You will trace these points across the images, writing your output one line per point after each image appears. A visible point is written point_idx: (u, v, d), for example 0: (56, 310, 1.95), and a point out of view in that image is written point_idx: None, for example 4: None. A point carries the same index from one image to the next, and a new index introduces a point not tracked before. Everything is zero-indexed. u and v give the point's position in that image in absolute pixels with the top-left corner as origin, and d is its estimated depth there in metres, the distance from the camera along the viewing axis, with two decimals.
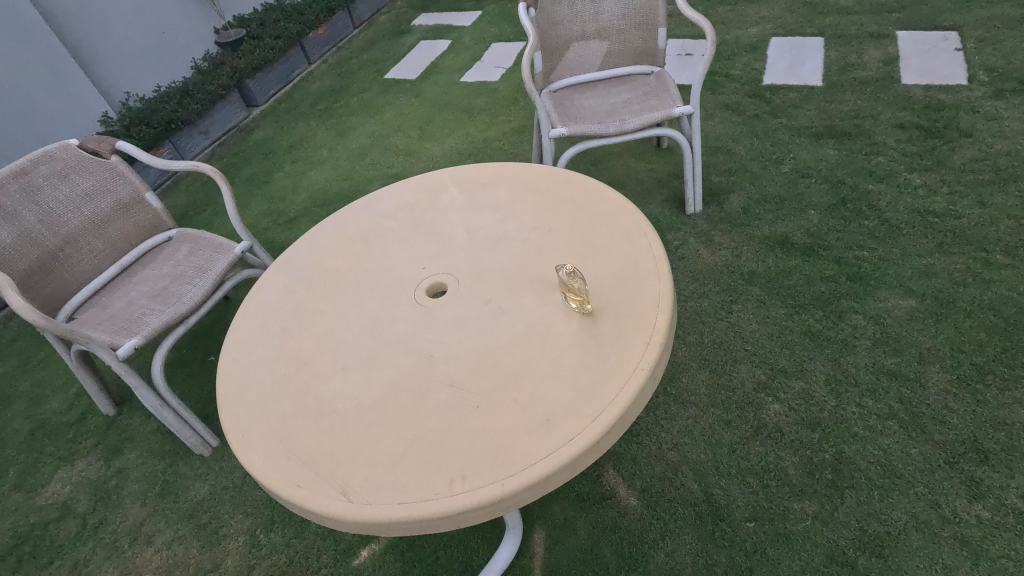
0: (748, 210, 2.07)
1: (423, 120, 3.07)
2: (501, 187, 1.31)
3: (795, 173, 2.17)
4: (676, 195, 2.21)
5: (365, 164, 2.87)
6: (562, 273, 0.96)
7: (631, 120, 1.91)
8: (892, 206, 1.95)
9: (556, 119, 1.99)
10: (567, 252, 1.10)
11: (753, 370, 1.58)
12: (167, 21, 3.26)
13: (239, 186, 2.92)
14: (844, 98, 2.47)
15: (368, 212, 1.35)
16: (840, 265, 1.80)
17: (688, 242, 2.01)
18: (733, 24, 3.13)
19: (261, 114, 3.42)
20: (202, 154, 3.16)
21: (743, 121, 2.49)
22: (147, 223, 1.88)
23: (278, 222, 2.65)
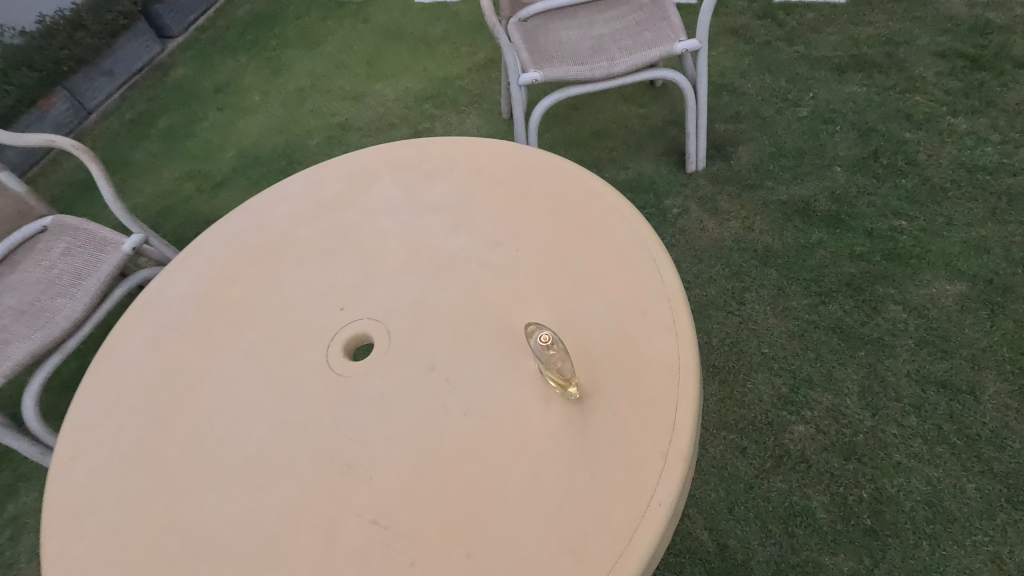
0: (760, 166, 1.72)
1: (372, 53, 2.58)
2: (453, 179, 0.95)
3: (815, 118, 1.81)
4: (675, 148, 1.84)
5: (304, 111, 2.41)
6: (537, 338, 0.65)
7: (622, 60, 1.51)
8: (933, 160, 1.62)
9: (526, 60, 1.56)
10: (542, 285, 0.77)
11: (771, 380, 1.31)
12: None
13: (156, 142, 2.46)
14: (873, 18, 2.06)
15: (269, 215, 0.99)
16: (873, 239, 1.49)
17: (691, 209, 1.68)
18: None
19: (178, 47, 2.86)
20: (109, 101, 2.65)
21: (752, 50, 2.08)
22: (11, 211, 1.47)
23: (202, 187, 2.22)
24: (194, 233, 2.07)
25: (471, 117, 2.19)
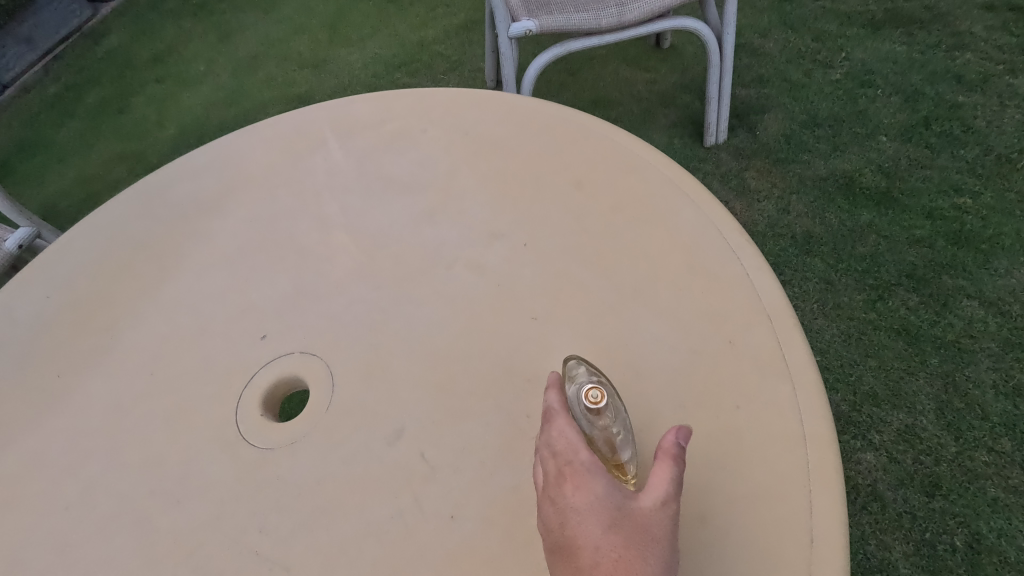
0: (791, 137, 1.47)
1: (335, 15, 2.26)
2: (431, 150, 0.68)
3: (851, 81, 1.56)
4: (690, 118, 1.58)
5: (257, 81, 2.09)
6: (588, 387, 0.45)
7: (635, 4, 1.25)
8: (995, 126, 1.38)
9: (517, 7, 1.28)
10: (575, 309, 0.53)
11: (827, 396, 1.06)
12: None
13: (82, 120, 2.11)
14: None
15: (167, 198, 0.70)
16: (934, 220, 1.26)
17: (713, 188, 1.42)
18: None
19: (112, 11, 2.49)
20: (29, 74, 2.29)
21: (772, 5, 1.82)
22: None
23: (136, 170, 1.89)
24: None
25: (450, 86, 1.89)
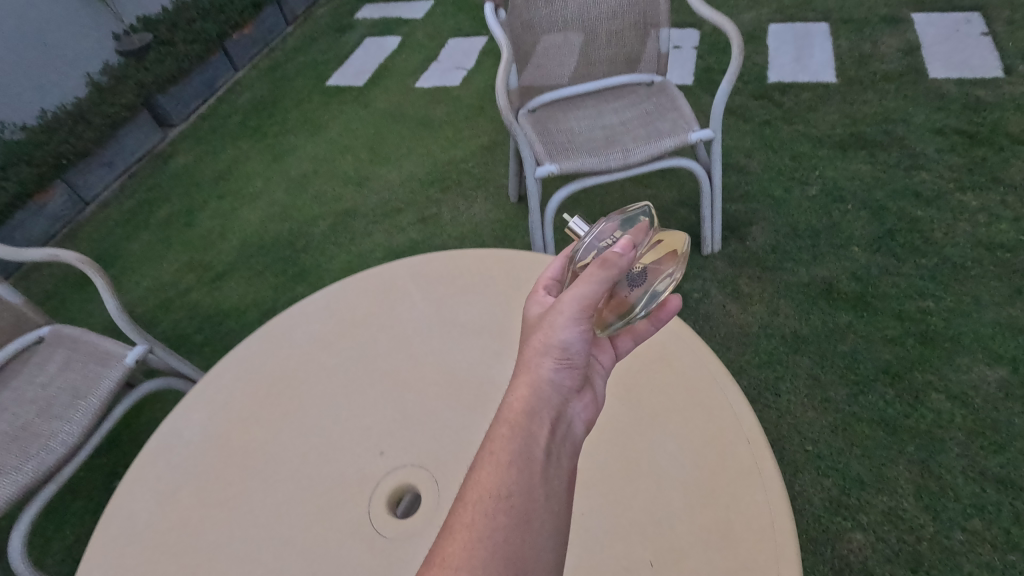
0: (776, 247, 1.71)
1: (374, 138, 2.60)
2: (494, 300, 0.91)
3: (825, 197, 1.82)
4: (688, 230, 1.83)
5: (309, 197, 2.40)
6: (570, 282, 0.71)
7: (637, 150, 1.51)
8: (951, 238, 1.62)
9: (540, 152, 1.56)
10: (607, 434, 0.76)
11: (820, 481, 1.23)
12: (51, 29, 2.65)
13: (153, 233, 2.41)
14: (866, 98, 2.13)
15: (291, 340, 0.92)
16: (902, 322, 1.46)
17: (711, 293, 1.64)
18: (724, 10, 2.78)
19: (180, 136, 2.88)
20: (107, 191, 2.62)
21: (753, 130, 2.12)
22: (5, 323, 1.39)
23: (203, 279, 2.16)
24: (193, 328, 1.99)
25: (478, 201, 2.18)
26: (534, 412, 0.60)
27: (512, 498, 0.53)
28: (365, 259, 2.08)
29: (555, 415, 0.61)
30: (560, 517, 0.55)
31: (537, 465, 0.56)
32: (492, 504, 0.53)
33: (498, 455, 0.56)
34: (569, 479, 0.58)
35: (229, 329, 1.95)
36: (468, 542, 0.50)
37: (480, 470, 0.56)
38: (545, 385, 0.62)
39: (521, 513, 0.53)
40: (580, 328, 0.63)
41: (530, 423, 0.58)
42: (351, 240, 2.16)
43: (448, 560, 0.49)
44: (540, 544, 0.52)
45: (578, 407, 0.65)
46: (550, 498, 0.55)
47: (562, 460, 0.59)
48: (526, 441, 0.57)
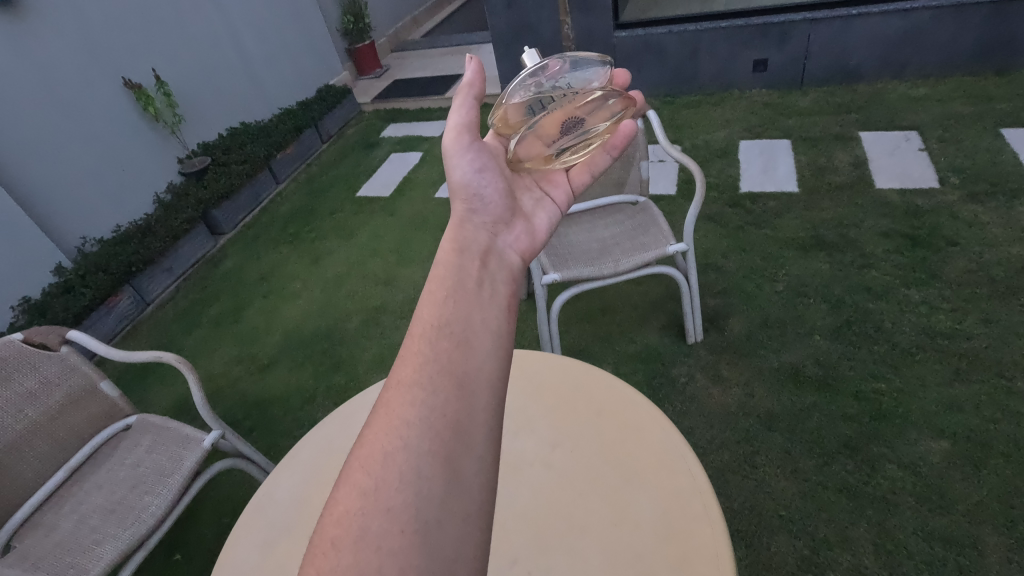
0: (750, 336, 1.99)
1: (400, 242, 2.98)
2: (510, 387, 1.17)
3: (790, 292, 2.12)
4: (674, 322, 2.12)
5: (343, 295, 2.73)
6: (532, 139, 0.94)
7: (626, 260, 1.83)
8: (898, 327, 1.89)
9: (546, 263, 1.88)
10: (594, 484, 0.97)
11: (794, 542, 1.43)
12: (127, 158, 3.20)
13: (205, 329, 2.73)
14: (824, 205, 2.48)
15: (356, 421, 1.19)
16: (859, 401, 1.71)
17: (696, 377, 1.90)
18: (701, 129, 3.24)
19: (229, 242, 3.32)
20: (165, 292, 3.01)
21: (728, 233, 2.46)
22: (101, 412, 1.65)
23: (250, 369, 2.45)
24: (242, 414, 2.24)
25: None
26: (462, 255, 0.72)
27: (449, 323, 0.62)
28: (394, 350, 2.36)
29: (484, 250, 0.75)
30: (498, 331, 0.63)
31: (469, 297, 0.65)
32: (435, 334, 0.61)
33: (436, 293, 0.66)
34: (506, 301, 0.67)
35: (274, 414, 2.20)
36: (418, 364, 0.59)
37: (421, 313, 0.64)
38: (469, 229, 0.79)
39: (460, 337, 0.61)
40: (471, 162, 0.89)
41: (460, 265, 0.70)
42: (381, 333, 2.46)
43: (404, 383, 0.58)
44: (481, 352, 0.61)
45: (506, 241, 0.80)
46: (486, 323, 0.63)
47: (494, 288, 0.68)
48: (458, 280, 0.67)
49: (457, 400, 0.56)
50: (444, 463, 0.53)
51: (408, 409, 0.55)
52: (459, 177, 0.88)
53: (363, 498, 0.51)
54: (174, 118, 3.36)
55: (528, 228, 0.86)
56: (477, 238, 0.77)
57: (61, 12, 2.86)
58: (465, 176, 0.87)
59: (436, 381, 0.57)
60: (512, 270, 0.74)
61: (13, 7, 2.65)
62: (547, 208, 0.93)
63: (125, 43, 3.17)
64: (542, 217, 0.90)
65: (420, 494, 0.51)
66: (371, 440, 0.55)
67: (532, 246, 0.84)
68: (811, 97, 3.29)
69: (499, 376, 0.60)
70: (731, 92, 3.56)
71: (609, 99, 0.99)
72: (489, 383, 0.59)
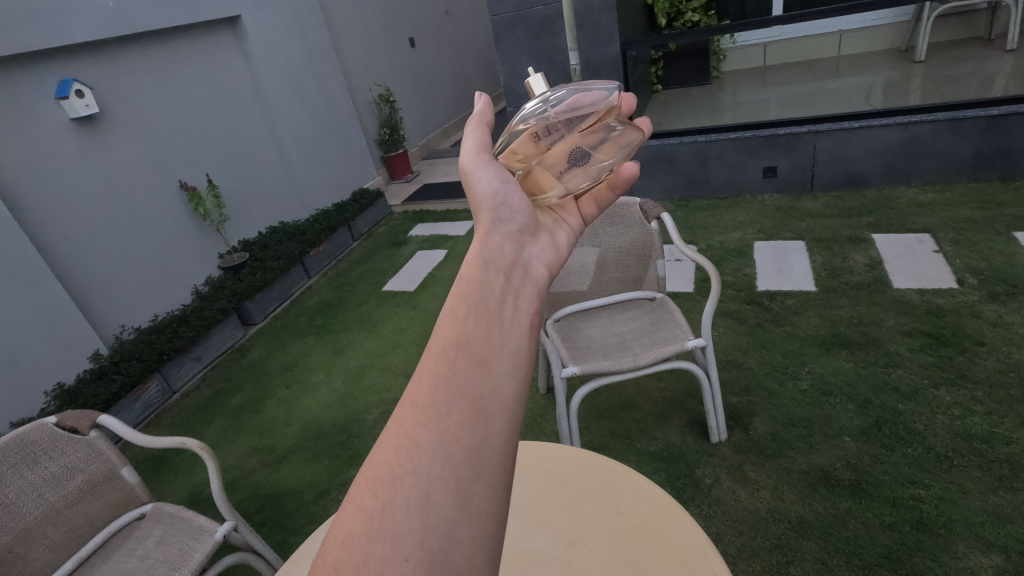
0: (775, 436, 1.93)
1: (422, 335, 3.04)
2: (530, 481, 1.16)
3: (815, 390, 2.08)
4: (695, 419, 2.08)
5: (364, 386, 2.76)
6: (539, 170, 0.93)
7: (644, 355, 1.85)
8: (931, 429, 1.83)
9: (565, 356, 1.91)
10: None
11: None
12: (172, 252, 3.42)
13: (226, 418, 2.75)
14: (842, 303, 2.50)
15: None
16: (897, 508, 1.62)
17: (721, 478, 1.83)
18: (715, 230, 3.37)
19: (257, 333, 3.44)
20: (191, 380, 3.08)
21: (747, 330, 2.48)
22: (118, 500, 1.63)
23: (266, 461, 2.43)
24: (254, 507, 2.20)
25: None
26: (488, 265, 0.60)
27: (469, 341, 0.51)
28: None
29: (509, 265, 0.62)
30: (521, 352, 0.52)
31: (493, 312, 0.54)
32: (452, 351, 0.50)
33: (455, 305, 0.54)
34: (531, 319, 0.56)
35: (287, 508, 2.16)
36: (433, 383, 0.48)
37: (438, 326, 0.53)
38: (494, 239, 0.66)
39: (480, 356, 0.50)
40: (497, 174, 0.78)
41: (484, 275, 0.58)
42: None
43: (416, 403, 0.48)
44: (502, 373, 0.50)
45: (532, 254, 0.68)
46: (509, 342, 0.52)
47: (520, 302, 0.57)
48: (480, 292, 0.56)
49: (475, 426, 0.46)
50: (455, 489, 0.44)
51: (419, 432, 0.46)
52: (483, 189, 0.76)
53: (367, 522, 0.43)
54: (220, 217, 3.62)
55: (552, 244, 0.74)
56: (503, 250, 0.65)
57: (131, 126, 3.22)
58: (491, 187, 0.76)
59: (451, 401, 0.47)
60: (540, 285, 0.62)
61: (92, 121, 3.01)
62: (566, 230, 0.82)
63: (184, 151, 3.51)
64: (563, 236, 0.78)
65: (426, 521, 0.42)
66: (378, 464, 0.46)
67: (559, 258, 0.71)
68: (821, 201, 3.42)
69: (520, 403, 0.49)
70: (743, 196, 3.72)
71: (614, 134, 1.01)
72: (510, 410, 0.48)
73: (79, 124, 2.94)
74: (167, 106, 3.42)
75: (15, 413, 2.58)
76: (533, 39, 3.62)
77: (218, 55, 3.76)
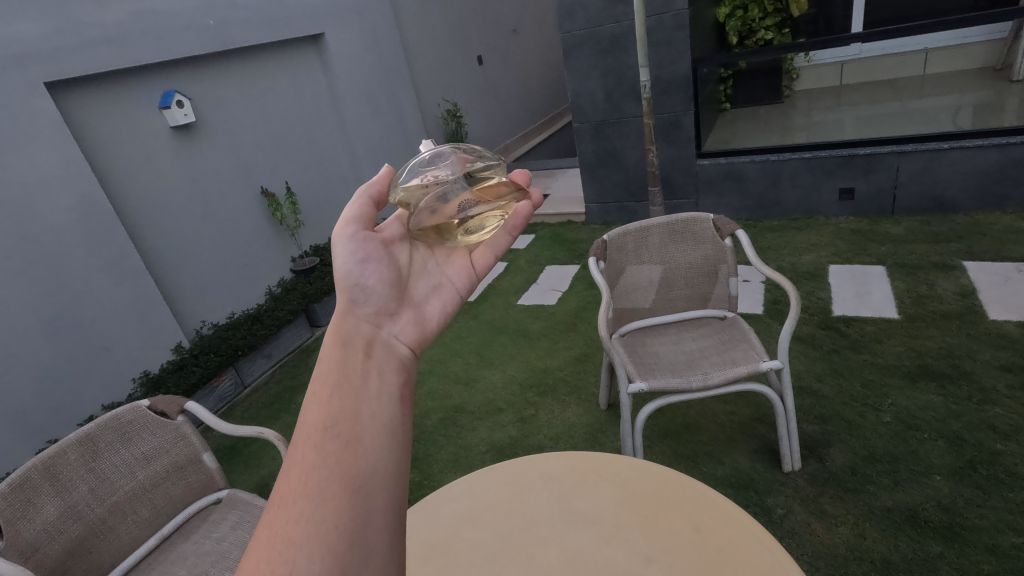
0: (855, 469, 1.82)
1: (482, 344, 3.07)
2: (601, 496, 1.13)
3: (899, 424, 1.95)
4: (766, 446, 1.99)
5: (424, 391, 2.80)
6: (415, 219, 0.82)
7: (716, 374, 1.79)
8: None
9: (633, 371, 1.88)
10: None
11: None
12: (250, 254, 3.61)
13: (293, 414, 2.84)
14: (929, 333, 2.35)
15: (442, 513, 1.17)
16: (997, 557, 1.49)
17: (795, 510, 1.74)
18: (786, 251, 3.25)
19: (322, 335, 3.57)
20: (261, 376, 3.22)
21: (822, 356, 2.36)
22: (198, 484, 1.71)
23: None
24: None
25: (572, 406, 2.44)
26: (346, 343, 0.67)
27: (336, 422, 0.57)
28: (470, 451, 2.32)
29: (367, 342, 0.68)
30: (389, 424, 0.59)
31: (357, 390, 0.61)
32: (321, 437, 0.56)
33: (320, 393, 0.60)
34: (398, 390, 0.63)
35: None
36: (302, 477, 0.53)
37: (304, 417, 0.59)
38: (351, 319, 0.71)
39: (347, 435, 0.56)
40: (358, 251, 0.77)
41: (344, 355, 0.64)
42: (459, 432, 2.46)
43: (287, 500, 0.52)
44: (373, 448, 0.56)
45: (394, 329, 0.72)
46: (375, 415, 0.59)
47: (384, 376, 0.64)
48: (342, 374, 0.62)
49: (350, 507, 0.52)
50: None
51: (294, 527, 0.50)
52: (341, 267, 0.76)
53: None
54: (295, 223, 3.81)
55: (417, 315, 0.76)
56: (360, 328, 0.70)
57: (221, 135, 3.44)
58: (347, 264, 0.75)
59: (323, 492, 0.52)
60: (402, 355, 0.69)
61: (187, 130, 3.25)
62: (445, 297, 0.80)
63: (266, 160, 3.72)
64: (435, 303, 0.79)
65: None
66: (252, 573, 0.48)
67: (425, 329, 0.75)
68: (903, 225, 3.24)
69: (394, 473, 0.56)
70: (816, 218, 3.57)
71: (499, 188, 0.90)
72: (386, 484, 0.54)
73: (176, 132, 3.18)
74: (253, 117, 3.64)
75: (106, 397, 2.78)
76: (603, 57, 3.65)
77: (303, 71, 3.98)
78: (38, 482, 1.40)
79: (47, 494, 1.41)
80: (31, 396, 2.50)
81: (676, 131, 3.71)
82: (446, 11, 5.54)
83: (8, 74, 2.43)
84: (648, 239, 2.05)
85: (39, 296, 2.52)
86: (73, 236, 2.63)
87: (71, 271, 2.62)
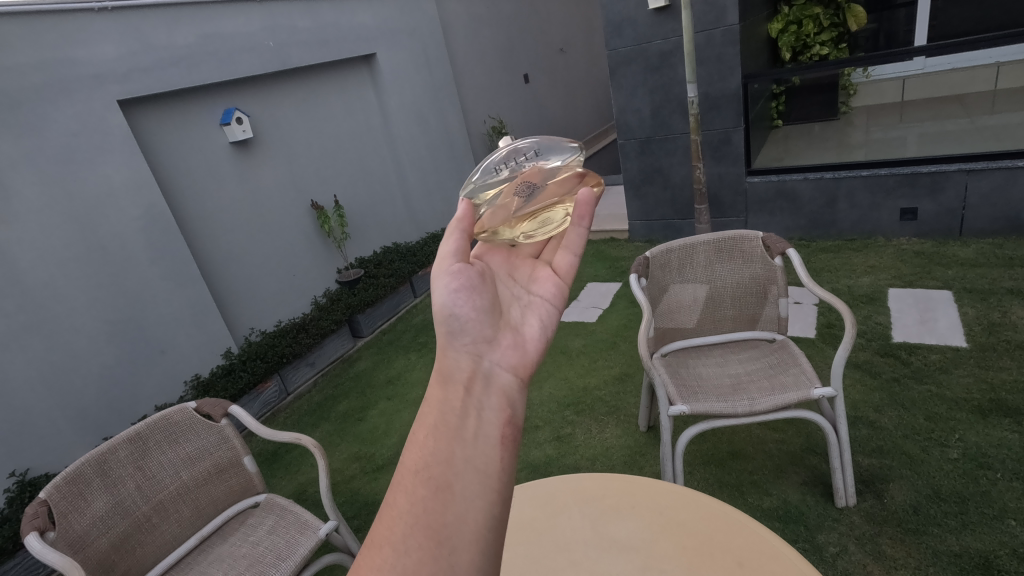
0: (918, 507, 1.69)
1: None
2: (639, 525, 1.08)
3: (967, 461, 1.80)
4: (818, 479, 1.87)
5: None
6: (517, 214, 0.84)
7: (762, 399, 1.70)
8: None
9: (673, 393, 1.81)
10: None
11: None
12: (299, 265, 3.73)
13: (333, 424, 2.86)
14: (1001, 364, 2.17)
15: None
16: None
17: (849, 549, 1.62)
18: (841, 273, 3.10)
19: (364, 345, 3.63)
20: (305, 384, 3.30)
21: (880, 385, 2.21)
22: (238, 487, 1.74)
23: (365, 469, 2.45)
24: (354, 511, 2.21)
25: (610, 426, 2.37)
26: (446, 381, 0.64)
27: (430, 465, 0.54)
28: None
29: (467, 376, 0.64)
30: (488, 470, 0.54)
31: (455, 430, 0.57)
32: (414, 478, 0.53)
33: (419, 431, 0.58)
34: (499, 433, 0.58)
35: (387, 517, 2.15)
36: (392, 520, 0.51)
37: (404, 456, 0.57)
38: (449, 355, 0.68)
39: (441, 480, 0.52)
40: (452, 283, 0.72)
41: (444, 393, 0.61)
42: None
43: (375, 545, 0.49)
44: (465, 498, 0.52)
45: (495, 359, 0.68)
46: (472, 460, 0.55)
47: (483, 414, 0.60)
48: (441, 412, 0.59)
49: (434, 562, 0.47)
50: None
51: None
52: (437, 301, 0.72)
53: None
54: (341, 236, 3.91)
55: (516, 342, 0.72)
56: (460, 363, 0.67)
57: (277, 151, 3.60)
58: (444, 299, 0.71)
59: (409, 539, 0.49)
60: (505, 391, 0.64)
61: (246, 146, 3.41)
62: (540, 312, 0.78)
63: (318, 174, 3.85)
64: (533, 323, 0.76)
65: None
66: None
67: (526, 360, 0.70)
68: (973, 248, 3.04)
69: (489, 526, 0.51)
70: (875, 238, 3.40)
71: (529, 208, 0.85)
72: (477, 539, 0.50)
73: (235, 148, 3.35)
74: (307, 133, 3.79)
75: (160, 397, 2.89)
76: (649, 73, 3.62)
77: (353, 89, 4.12)
78: (89, 477, 1.46)
79: (97, 488, 1.47)
80: (92, 395, 2.64)
81: (725, 148, 3.62)
82: (494, 32, 5.64)
83: (86, 92, 2.62)
84: (694, 257, 2.00)
85: (105, 300, 2.67)
86: (137, 244, 2.79)
87: (134, 277, 2.77)
